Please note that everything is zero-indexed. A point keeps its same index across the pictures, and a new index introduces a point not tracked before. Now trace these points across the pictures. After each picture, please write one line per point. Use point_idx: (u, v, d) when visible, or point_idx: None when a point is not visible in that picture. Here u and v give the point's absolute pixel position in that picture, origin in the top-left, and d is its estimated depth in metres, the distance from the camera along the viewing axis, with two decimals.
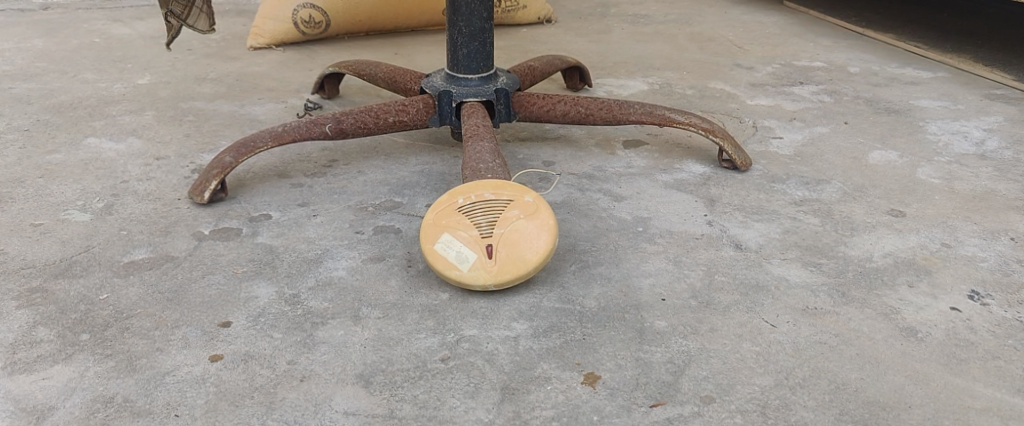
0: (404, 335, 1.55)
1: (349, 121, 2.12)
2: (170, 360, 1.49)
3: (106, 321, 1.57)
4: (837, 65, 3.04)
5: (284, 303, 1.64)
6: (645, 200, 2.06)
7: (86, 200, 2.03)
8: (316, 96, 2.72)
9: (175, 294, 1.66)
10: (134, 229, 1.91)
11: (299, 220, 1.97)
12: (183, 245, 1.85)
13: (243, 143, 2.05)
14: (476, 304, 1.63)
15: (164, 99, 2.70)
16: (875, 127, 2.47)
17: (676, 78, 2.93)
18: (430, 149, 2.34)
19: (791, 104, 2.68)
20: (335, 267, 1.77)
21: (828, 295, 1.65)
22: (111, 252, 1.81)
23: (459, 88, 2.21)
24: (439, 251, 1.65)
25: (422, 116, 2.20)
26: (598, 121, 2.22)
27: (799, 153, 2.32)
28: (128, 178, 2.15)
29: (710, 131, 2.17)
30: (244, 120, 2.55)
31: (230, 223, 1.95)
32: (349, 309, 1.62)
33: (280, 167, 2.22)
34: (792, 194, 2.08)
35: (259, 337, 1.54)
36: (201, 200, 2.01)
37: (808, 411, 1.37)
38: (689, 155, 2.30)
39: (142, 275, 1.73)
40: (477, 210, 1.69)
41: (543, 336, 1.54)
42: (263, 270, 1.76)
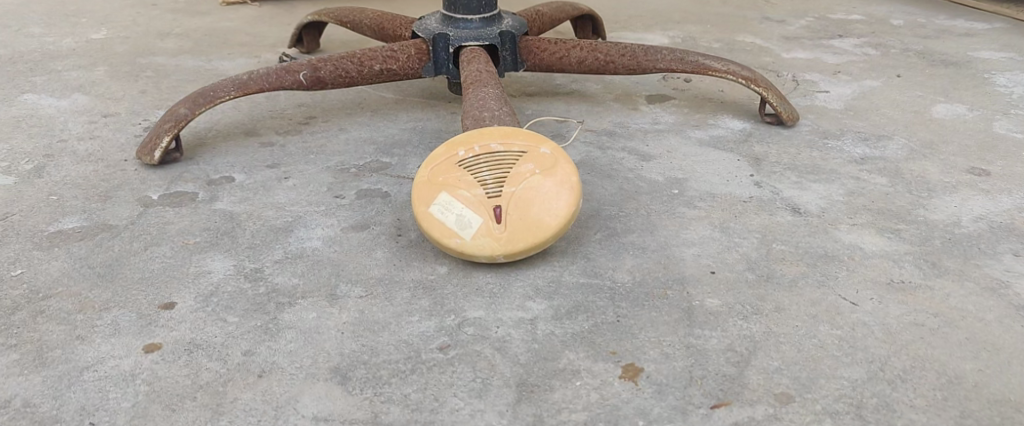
0: (392, 318, 1.23)
1: (327, 68, 1.79)
2: (91, 352, 1.16)
3: (16, 303, 1.26)
4: (877, 17, 2.72)
5: (243, 280, 1.33)
6: (678, 159, 1.74)
7: (14, 162, 1.71)
8: (293, 50, 2.40)
9: (109, 270, 1.35)
10: (66, 193, 1.59)
11: (267, 183, 1.65)
12: (125, 212, 1.53)
13: (201, 93, 1.73)
14: (481, 281, 1.32)
15: (120, 53, 2.37)
16: (934, 79, 2.15)
17: (699, 32, 2.61)
18: (423, 105, 2.02)
19: (832, 58, 2.36)
20: (308, 237, 1.46)
21: (915, 266, 1.34)
22: (35, 221, 1.49)
23: (456, 32, 1.86)
24: (435, 216, 1.33)
25: (414, 64, 1.87)
26: (619, 70, 1.89)
27: (851, 107, 2.01)
28: (67, 138, 1.83)
29: (751, 79, 1.86)
30: (209, 76, 2.23)
31: (183, 187, 1.63)
32: (323, 287, 1.31)
33: (247, 124, 1.90)
34: (850, 152, 1.77)
35: (208, 322, 1.22)
36: (151, 161, 1.68)
37: (917, 413, 1.06)
38: (725, 111, 1.99)
39: (69, 248, 1.41)
40: (482, 165, 1.36)
41: (567, 319, 1.23)
42: (220, 241, 1.44)
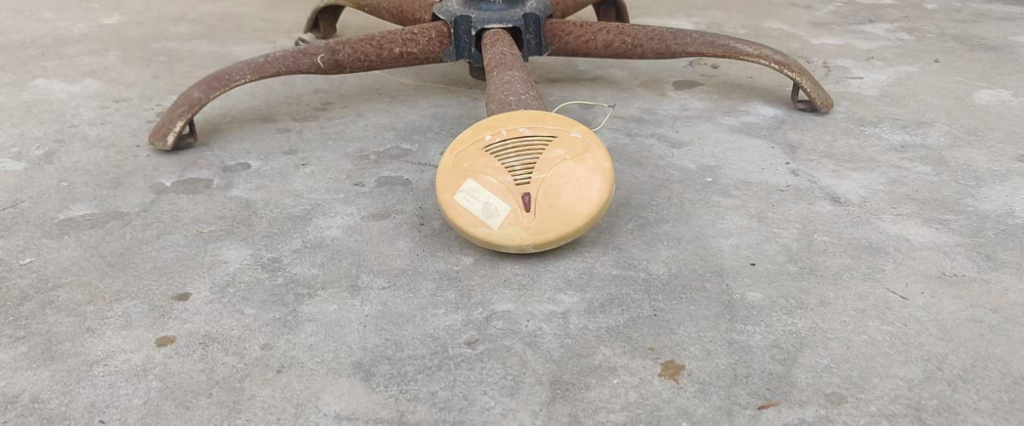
0: (417, 311, 1.17)
1: (345, 51, 1.72)
2: (101, 345, 1.11)
3: (24, 293, 1.20)
4: (910, 2, 2.64)
5: (260, 270, 1.27)
6: (709, 146, 1.68)
7: (23, 148, 1.66)
8: (309, 35, 2.34)
9: (121, 259, 1.29)
10: (77, 180, 1.54)
11: (284, 170, 1.59)
12: (138, 199, 1.48)
13: (215, 76, 1.67)
14: (509, 272, 1.26)
15: (133, 38, 2.32)
16: (973, 65, 2.08)
17: (725, 18, 2.54)
18: (443, 91, 1.96)
19: (864, 43, 2.28)
20: (327, 226, 1.40)
21: (968, 259, 1.27)
22: (44, 208, 1.44)
23: (479, 13, 1.79)
24: (461, 204, 1.27)
25: (434, 47, 1.80)
26: (647, 54, 1.83)
27: (887, 93, 1.93)
28: (78, 123, 1.78)
29: (785, 64, 1.79)
30: (224, 61, 2.17)
31: (198, 174, 1.57)
32: (344, 278, 1.25)
33: (263, 110, 1.84)
34: (890, 139, 1.70)
35: (224, 314, 1.16)
36: (163, 147, 1.63)
37: (981, 416, 1.00)
38: (756, 97, 1.92)
39: (80, 237, 1.35)
40: (509, 151, 1.30)
41: (601, 313, 1.16)
42: (235, 229, 1.38)
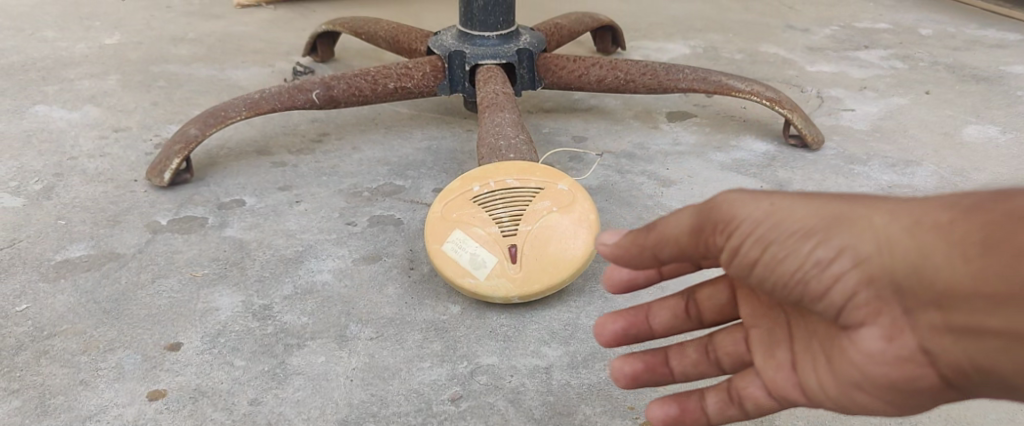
0: (403, 364, 1.20)
1: (340, 86, 1.75)
2: (94, 399, 1.14)
3: (19, 342, 1.23)
4: (904, 26, 2.66)
5: (251, 319, 1.29)
6: (699, 185, 1.70)
7: (22, 181, 1.68)
8: (307, 59, 2.36)
9: (115, 305, 1.32)
10: (74, 218, 1.56)
11: (278, 208, 1.61)
12: (133, 238, 1.50)
13: (211, 112, 1.69)
14: (495, 322, 1.28)
15: (133, 60, 2.34)
16: (964, 98, 2.10)
17: (721, 42, 2.55)
18: (439, 121, 1.98)
19: (858, 71, 2.30)
20: (319, 269, 1.42)
21: None
22: (41, 248, 1.46)
23: (472, 49, 1.82)
24: (448, 253, 1.29)
25: (429, 82, 1.82)
26: (640, 89, 1.84)
27: (877, 127, 1.95)
28: (76, 155, 1.80)
29: (775, 101, 1.80)
30: (222, 86, 2.19)
31: (193, 211, 1.59)
32: (333, 327, 1.28)
33: (260, 142, 1.86)
34: (877, 179, 1.72)
35: (214, 367, 1.19)
36: (160, 183, 1.65)
37: None
38: (748, 131, 1.94)
39: (76, 280, 1.38)
40: (497, 202, 1.33)
41: (583, 368, 1.19)
42: (228, 273, 1.40)
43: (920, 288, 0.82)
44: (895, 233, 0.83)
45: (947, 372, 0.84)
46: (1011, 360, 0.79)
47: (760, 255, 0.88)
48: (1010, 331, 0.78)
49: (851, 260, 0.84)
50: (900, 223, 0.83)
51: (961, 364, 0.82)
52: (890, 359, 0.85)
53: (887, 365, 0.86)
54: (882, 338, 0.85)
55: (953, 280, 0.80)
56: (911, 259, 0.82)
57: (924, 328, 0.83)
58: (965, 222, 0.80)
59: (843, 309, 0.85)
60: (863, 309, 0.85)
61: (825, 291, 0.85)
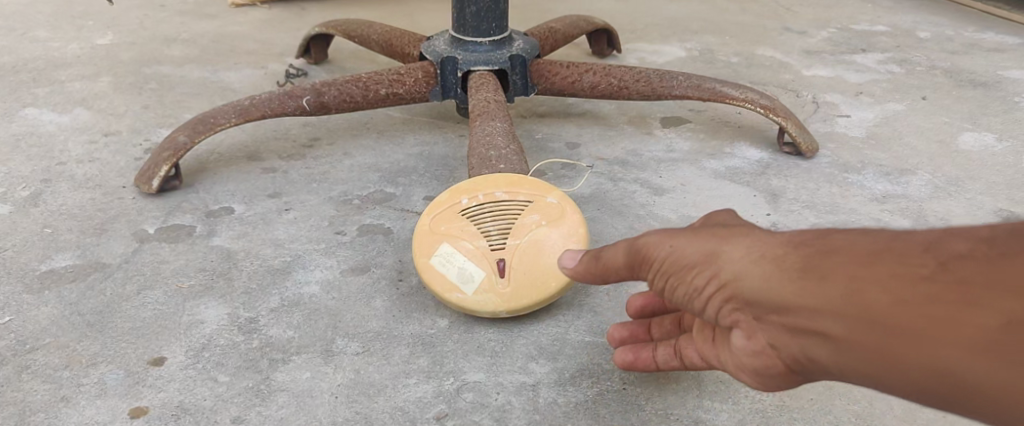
0: (389, 380, 1.19)
1: (331, 93, 1.73)
2: (75, 416, 1.15)
3: (1, 357, 1.23)
4: (902, 29, 2.64)
5: (237, 332, 1.28)
6: (692, 194, 1.68)
7: (10, 188, 1.67)
8: (301, 61, 2.34)
9: (100, 318, 1.31)
10: (61, 226, 1.55)
11: (267, 216, 1.59)
12: (120, 248, 1.48)
13: (200, 119, 1.68)
14: (483, 336, 1.27)
15: (125, 61, 2.32)
16: (961, 104, 2.08)
17: (717, 44, 2.53)
18: (431, 126, 1.97)
19: (854, 75, 2.28)
20: (306, 280, 1.40)
21: None
22: (27, 258, 1.45)
23: (464, 55, 1.80)
24: (436, 268, 1.28)
25: (421, 87, 1.80)
26: (633, 96, 1.82)
27: (873, 134, 1.93)
28: (66, 160, 1.78)
29: (769, 109, 1.79)
30: (214, 89, 2.18)
31: (181, 219, 1.57)
32: (319, 341, 1.26)
33: (251, 147, 1.84)
34: (871, 188, 1.70)
35: (198, 382, 1.19)
36: (148, 190, 1.63)
37: None
38: (742, 137, 1.92)
39: (61, 291, 1.37)
40: (486, 215, 1.31)
41: (571, 385, 1.18)
42: (215, 284, 1.39)
43: (762, 306, 0.89)
44: (743, 262, 0.91)
45: (799, 374, 0.90)
46: (837, 366, 0.85)
47: (661, 273, 1.00)
48: (831, 343, 0.84)
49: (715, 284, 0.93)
50: (750, 252, 0.91)
51: (804, 367, 0.89)
52: (751, 356, 0.93)
53: (750, 363, 0.93)
54: (744, 342, 0.93)
55: (787, 305, 0.87)
56: (752, 287, 0.89)
57: (772, 337, 0.90)
58: (800, 250, 0.87)
59: (715, 315, 0.95)
60: (728, 313, 0.94)
61: (701, 298, 0.96)
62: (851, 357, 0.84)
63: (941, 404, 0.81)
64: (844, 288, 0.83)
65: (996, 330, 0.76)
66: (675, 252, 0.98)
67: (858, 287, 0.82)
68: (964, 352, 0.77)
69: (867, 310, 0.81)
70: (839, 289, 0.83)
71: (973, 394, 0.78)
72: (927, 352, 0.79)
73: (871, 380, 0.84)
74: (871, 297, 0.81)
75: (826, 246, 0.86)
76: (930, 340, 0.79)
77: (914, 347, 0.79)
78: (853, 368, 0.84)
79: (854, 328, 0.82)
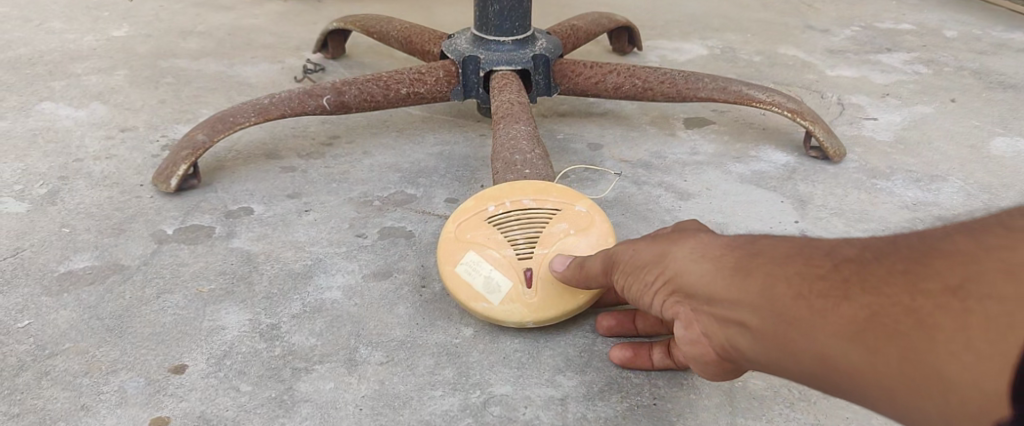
0: (414, 392, 1.18)
1: (351, 92, 1.71)
2: None
3: (20, 362, 1.22)
4: (928, 28, 2.60)
5: (259, 339, 1.26)
6: (718, 199, 1.66)
7: (27, 185, 1.65)
8: (318, 55, 2.31)
9: (120, 322, 1.29)
10: (79, 225, 1.52)
11: (287, 217, 1.56)
12: (139, 249, 1.46)
13: (219, 118, 1.65)
14: (509, 346, 1.25)
15: (141, 54, 2.29)
16: (990, 107, 2.05)
17: (739, 42, 2.50)
18: (451, 125, 1.94)
19: (880, 75, 2.24)
20: (328, 285, 1.38)
21: None
22: (46, 258, 1.43)
23: (487, 54, 1.78)
24: (462, 276, 1.26)
25: (442, 87, 1.78)
26: (657, 98, 1.79)
27: (901, 138, 1.90)
28: (83, 156, 1.76)
29: (796, 113, 1.76)
30: (231, 83, 2.15)
31: (200, 219, 1.55)
32: (342, 350, 1.25)
33: (269, 144, 1.81)
34: (901, 195, 1.67)
35: (219, 392, 1.18)
36: (167, 189, 1.60)
37: None
38: (768, 140, 1.89)
39: (79, 294, 1.35)
40: (513, 224, 1.29)
41: (599, 400, 1.17)
42: (235, 288, 1.36)
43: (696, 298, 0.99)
44: (683, 259, 1.02)
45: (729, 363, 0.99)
46: (754, 354, 0.95)
47: (622, 274, 1.10)
48: (748, 333, 0.94)
49: (662, 280, 1.04)
50: (693, 252, 1.01)
51: (730, 355, 0.98)
52: (689, 345, 1.02)
53: (689, 353, 1.02)
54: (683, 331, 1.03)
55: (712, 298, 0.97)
56: (687, 283, 1.00)
57: (703, 326, 0.99)
58: (732, 251, 0.98)
59: (660, 307, 1.05)
60: (670, 304, 1.04)
61: (649, 291, 1.06)
62: (765, 347, 0.93)
63: (838, 390, 0.88)
64: (759, 284, 0.92)
65: (874, 324, 0.83)
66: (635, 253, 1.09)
67: (766, 285, 0.92)
68: (847, 343, 0.85)
69: (772, 303, 0.91)
70: (754, 284, 0.93)
71: (860, 381, 0.85)
72: (821, 341, 0.87)
73: (778, 366, 0.92)
74: (777, 293, 0.91)
75: (753, 249, 0.96)
76: (820, 333, 0.87)
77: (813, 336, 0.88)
78: (764, 355, 0.93)
79: (763, 319, 0.92)
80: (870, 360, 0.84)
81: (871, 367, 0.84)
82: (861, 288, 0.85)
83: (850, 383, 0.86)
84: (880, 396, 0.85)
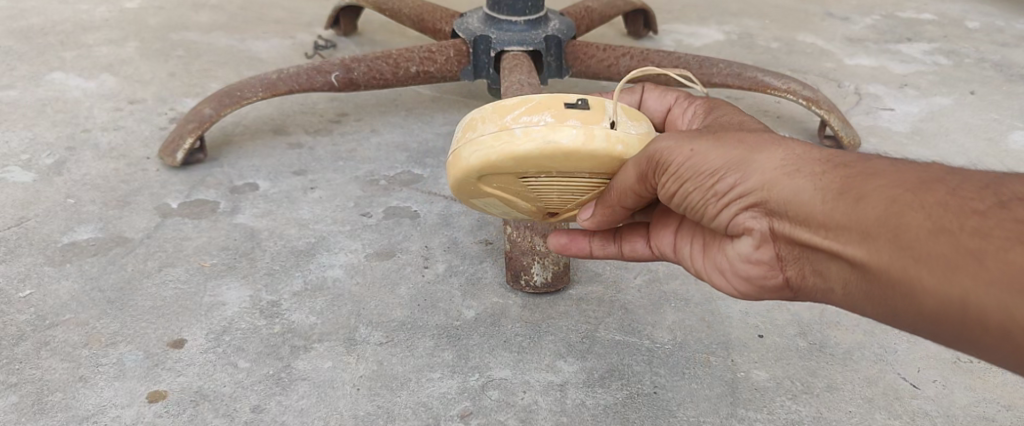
0: (413, 373, 1.17)
1: (360, 69, 1.69)
2: (92, 398, 1.13)
3: (20, 331, 1.21)
4: (950, 18, 2.56)
5: (258, 316, 1.25)
6: None
7: (34, 154, 1.64)
8: (329, 32, 2.30)
9: (121, 295, 1.28)
10: (84, 196, 1.52)
11: (292, 194, 1.55)
12: (142, 222, 1.45)
13: (226, 92, 1.64)
14: (510, 330, 1.24)
15: (153, 26, 2.28)
16: (1010, 101, 2.02)
17: (757, 28, 2.46)
18: (461, 105, 1.92)
19: (899, 65, 2.21)
20: (330, 264, 1.37)
21: None
22: (49, 228, 1.42)
23: (498, 34, 1.75)
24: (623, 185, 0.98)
25: (453, 66, 1.76)
26: (672, 83, 1.76)
27: (918, 129, 1.87)
28: (90, 127, 1.75)
29: (813, 101, 1.73)
30: (242, 58, 2.14)
31: (205, 194, 1.54)
32: (342, 329, 1.24)
33: (277, 120, 1.80)
34: None
35: (217, 367, 1.17)
36: (172, 162, 1.59)
37: None
38: (782, 128, 1.87)
39: (82, 265, 1.34)
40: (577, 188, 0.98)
41: (600, 386, 1.16)
42: (237, 264, 1.36)
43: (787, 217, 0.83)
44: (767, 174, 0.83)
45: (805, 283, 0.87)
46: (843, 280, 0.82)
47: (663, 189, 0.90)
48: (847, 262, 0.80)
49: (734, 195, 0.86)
50: (780, 163, 0.83)
51: (806, 278, 0.86)
52: (753, 263, 0.90)
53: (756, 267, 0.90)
54: (750, 251, 0.90)
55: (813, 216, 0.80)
56: (778, 198, 0.83)
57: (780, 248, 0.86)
58: (837, 169, 0.80)
59: (724, 224, 0.89)
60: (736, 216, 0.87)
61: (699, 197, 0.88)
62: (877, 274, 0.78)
63: (929, 323, 0.76)
64: (881, 207, 0.76)
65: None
66: (693, 157, 0.86)
67: (893, 211, 0.76)
68: (979, 283, 0.71)
69: (896, 234, 0.75)
70: (871, 209, 0.77)
71: (964, 319, 0.73)
72: (942, 273, 0.73)
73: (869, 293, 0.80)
74: (904, 223, 0.75)
75: (866, 168, 0.79)
76: (955, 263, 0.73)
77: (943, 262, 0.73)
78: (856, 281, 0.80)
79: (876, 248, 0.77)
80: (994, 305, 0.71)
81: (989, 308, 0.71)
82: None
83: (953, 323, 0.74)
84: (982, 338, 0.73)
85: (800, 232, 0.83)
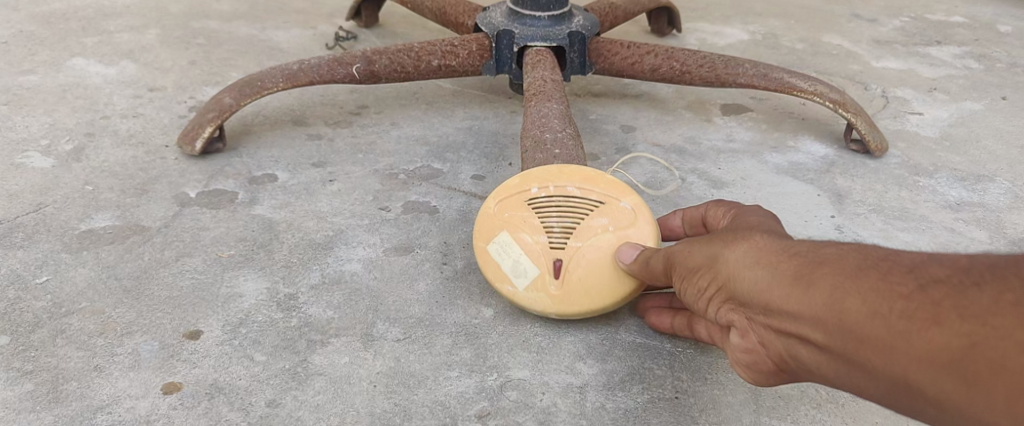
0: (431, 371, 1.16)
1: (382, 61, 1.68)
2: (107, 388, 1.12)
3: (36, 318, 1.21)
4: (981, 22, 2.52)
5: (275, 309, 1.24)
6: (753, 189, 1.61)
7: (53, 140, 1.64)
8: (350, 23, 2.28)
9: (137, 284, 1.27)
10: (103, 183, 1.51)
11: (311, 187, 1.53)
12: (160, 211, 1.44)
13: (247, 82, 1.63)
14: (529, 330, 1.22)
15: (173, 14, 2.27)
16: None
17: (783, 28, 2.43)
18: (482, 100, 1.91)
19: (928, 68, 2.18)
20: (348, 257, 1.35)
21: None
22: (67, 215, 1.41)
23: (522, 29, 1.73)
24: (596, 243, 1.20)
25: (475, 60, 1.75)
26: (696, 81, 1.74)
27: (948, 135, 1.84)
28: (110, 114, 1.75)
29: (840, 103, 1.70)
30: (262, 48, 2.12)
31: (223, 184, 1.53)
32: (359, 324, 1.22)
33: (297, 111, 1.79)
34: (945, 194, 1.62)
35: (233, 360, 1.16)
36: (191, 151, 1.58)
37: None
38: (807, 130, 1.84)
39: (98, 253, 1.33)
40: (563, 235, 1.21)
41: (620, 390, 1.14)
42: (254, 256, 1.34)
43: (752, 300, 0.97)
44: (744, 267, 0.98)
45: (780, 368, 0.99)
46: (812, 364, 0.93)
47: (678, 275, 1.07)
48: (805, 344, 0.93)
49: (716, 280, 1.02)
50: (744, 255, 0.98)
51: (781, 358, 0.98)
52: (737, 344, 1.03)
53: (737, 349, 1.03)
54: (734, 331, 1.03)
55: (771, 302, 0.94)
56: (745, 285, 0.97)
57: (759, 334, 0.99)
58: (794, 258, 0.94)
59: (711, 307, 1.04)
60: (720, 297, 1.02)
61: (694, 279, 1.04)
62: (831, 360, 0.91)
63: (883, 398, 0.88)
64: (827, 296, 0.89)
65: (938, 355, 0.82)
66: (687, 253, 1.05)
67: (833, 300, 0.89)
68: (906, 357, 0.84)
69: (840, 318, 0.88)
70: (818, 297, 0.90)
71: (914, 399, 0.85)
72: (884, 358, 0.85)
73: (833, 378, 0.92)
74: (845, 308, 0.88)
75: (818, 258, 0.93)
76: (894, 346, 0.85)
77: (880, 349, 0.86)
78: (824, 367, 0.92)
79: (830, 339, 0.90)
80: (927, 380, 0.83)
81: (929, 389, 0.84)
82: (947, 312, 0.82)
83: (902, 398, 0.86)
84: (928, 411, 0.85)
85: (766, 315, 0.96)
